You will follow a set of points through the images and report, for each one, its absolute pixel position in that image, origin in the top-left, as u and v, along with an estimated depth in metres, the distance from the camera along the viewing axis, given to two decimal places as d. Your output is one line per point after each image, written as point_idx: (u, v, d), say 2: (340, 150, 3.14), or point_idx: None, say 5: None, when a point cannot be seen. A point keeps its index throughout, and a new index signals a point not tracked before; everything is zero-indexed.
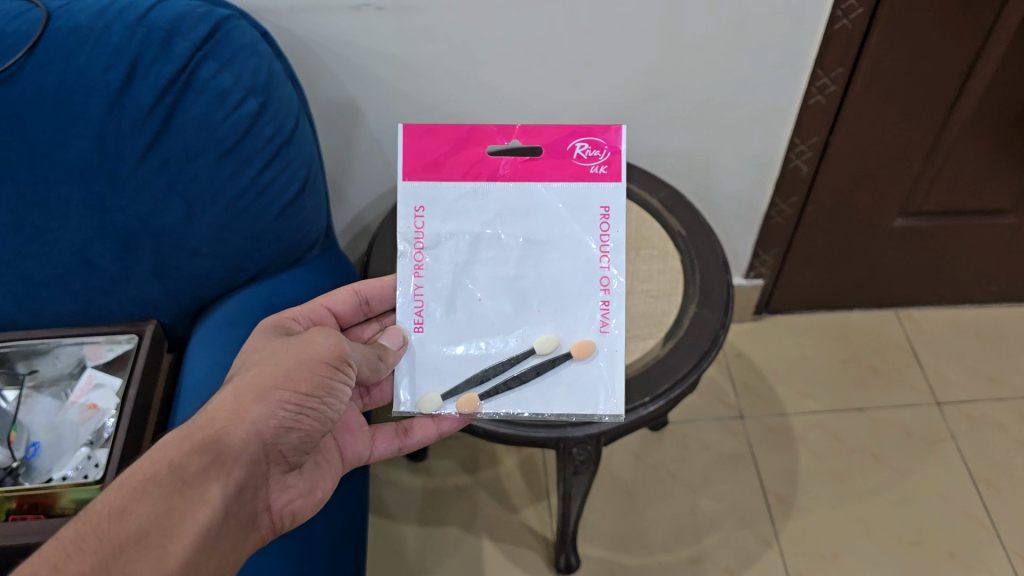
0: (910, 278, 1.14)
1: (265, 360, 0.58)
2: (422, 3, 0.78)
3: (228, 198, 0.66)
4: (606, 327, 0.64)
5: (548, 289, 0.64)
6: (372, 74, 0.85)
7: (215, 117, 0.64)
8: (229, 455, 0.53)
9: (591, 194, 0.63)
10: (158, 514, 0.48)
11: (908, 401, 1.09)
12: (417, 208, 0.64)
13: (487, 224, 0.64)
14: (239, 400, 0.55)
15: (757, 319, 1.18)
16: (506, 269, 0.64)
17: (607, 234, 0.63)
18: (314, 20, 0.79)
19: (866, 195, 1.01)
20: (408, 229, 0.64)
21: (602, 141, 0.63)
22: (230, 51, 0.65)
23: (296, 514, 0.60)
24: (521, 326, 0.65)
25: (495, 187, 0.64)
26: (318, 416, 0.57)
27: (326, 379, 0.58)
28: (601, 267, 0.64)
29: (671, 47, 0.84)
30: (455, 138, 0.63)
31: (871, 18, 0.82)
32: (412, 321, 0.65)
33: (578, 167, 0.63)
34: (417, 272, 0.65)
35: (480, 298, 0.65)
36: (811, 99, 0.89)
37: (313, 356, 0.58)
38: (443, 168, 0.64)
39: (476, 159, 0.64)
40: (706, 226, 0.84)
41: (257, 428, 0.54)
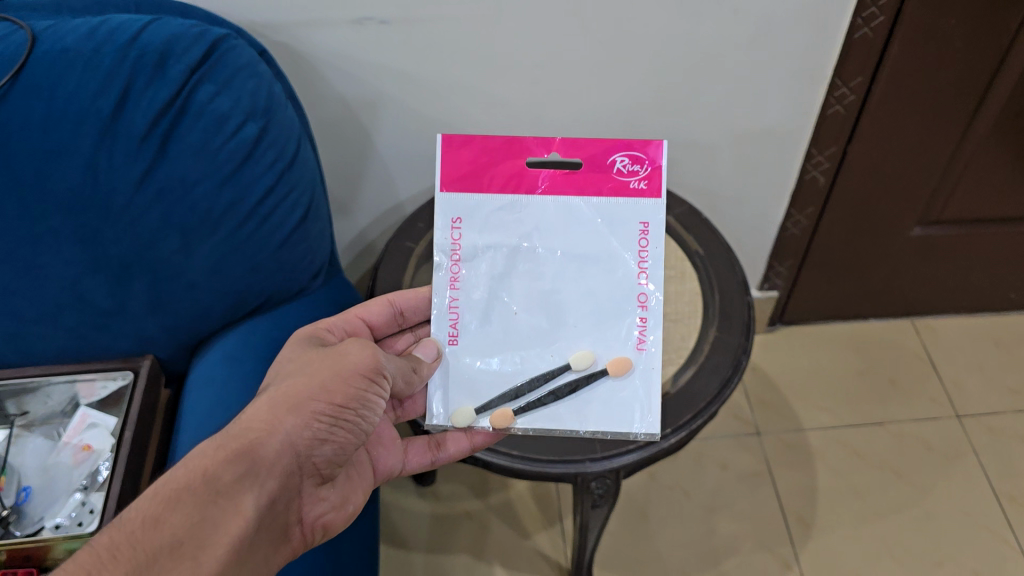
0: (927, 287, 1.11)
1: (299, 370, 0.56)
2: (428, 15, 0.75)
3: (228, 230, 0.63)
4: (643, 344, 0.63)
5: (584, 305, 0.63)
6: (376, 91, 0.81)
7: (212, 143, 0.61)
8: (263, 465, 0.51)
9: (629, 209, 0.62)
10: (192, 523, 0.47)
11: (928, 414, 1.06)
12: (455, 220, 0.62)
13: (525, 237, 0.62)
14: (273, 411, 0.53)
15: (771, 330, 1.15)
16: (542, 283, 0.63)
17: (645, 250, 0.62)
18: (316, 36, 0.75)
19: (885, 204, 0.98)
20: (445, 240, 0.63)
21: (642, 156, 0.61)
22: (227, 74, 0.62)
23: (328, 527, 0.58)
24: (557, 341, 0.63)
25: (533, 199, 0.62)
26: (352, 429, 0.55)
27: (361, 391, 0.56)
28: (638, 281, 0.62)
29: (685, 58, 0.81)
30: (495, 148, 0.61)
31: (893, 27, 0.79)
32: (447, 333, 0.63)
33: (617, 182, 0.62)
34: (453, 283, 0.63)
35: (516, 312, 0.63)
36: (829, 109, 0.86)
37: (348, 366, 0.56)
38: (482, 180, 0.62)
39: (516, 171, 0.62)
40: (724, 244, 0.81)
41: (292, 439, 0.52)
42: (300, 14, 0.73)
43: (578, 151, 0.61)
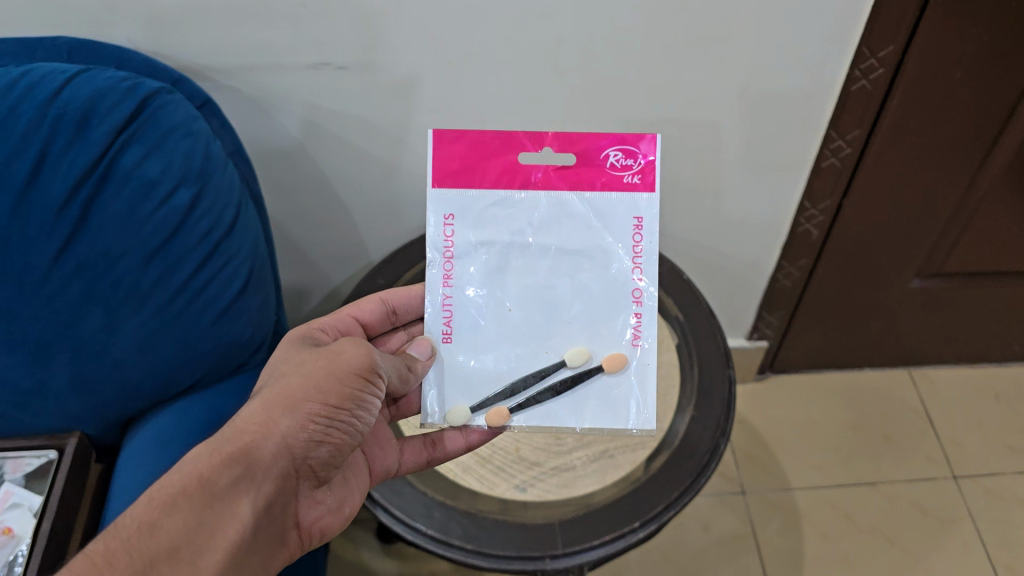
0: (926, 339, 1.05)
1: (291, 371, 0.53)
2: (390, 61, 0.70)
3: (156, 304, 0.58)
4: (638, 339, 0.60)
5: (578, 302, 0.61)
6: (337, 140, 0.76)
7: (140, 211, 0.56)
8: (259, 470, 0.48)
9: (622, 206, 0.59)
10: (189, 528, 0.44)
11: (923, 474, 1.01)
12: (449, 215, 0.60)
13: (519, 234, 0.60)
14: (268, 412, 0.50)
15: (760, 379, 1.10)
16: (537, 280, 0.61)
17: (639, 245, 0.60)
18: (270, 82, 0.71)
19: (883, 256, 0.92)
20: (438, 236, 0.60)
21: (635, 150, 0.59)
22: (158, 134, 0.57)
23: (325, 531, 0.55)
24: (551, 337, 0.61)
25: (528, 194, 0.60)
26: (348, 430, 0.53)
27: (356, 392, 0.53)
28: (633, 276, 0.60)
29: (670, 106, 0.75)
30: (489, 142, 0.59)
31: (893, 78, 0.73)
32: (441, 331, 0.61)
33: (610, 176, 0.59)
34: (447, 280, 0.61)
35: (510, 308, 0.61)
36: (823, 162, 0.80)
37: (342, 366, 0.53)
38: (475, 175, 0.60)
39: (509, 166, 0.60)
40: (707, 307, 0.75)
41: (289, 442, 0.50)
42: (251, 57, 0.69)
43: (571, 146, 0.59)
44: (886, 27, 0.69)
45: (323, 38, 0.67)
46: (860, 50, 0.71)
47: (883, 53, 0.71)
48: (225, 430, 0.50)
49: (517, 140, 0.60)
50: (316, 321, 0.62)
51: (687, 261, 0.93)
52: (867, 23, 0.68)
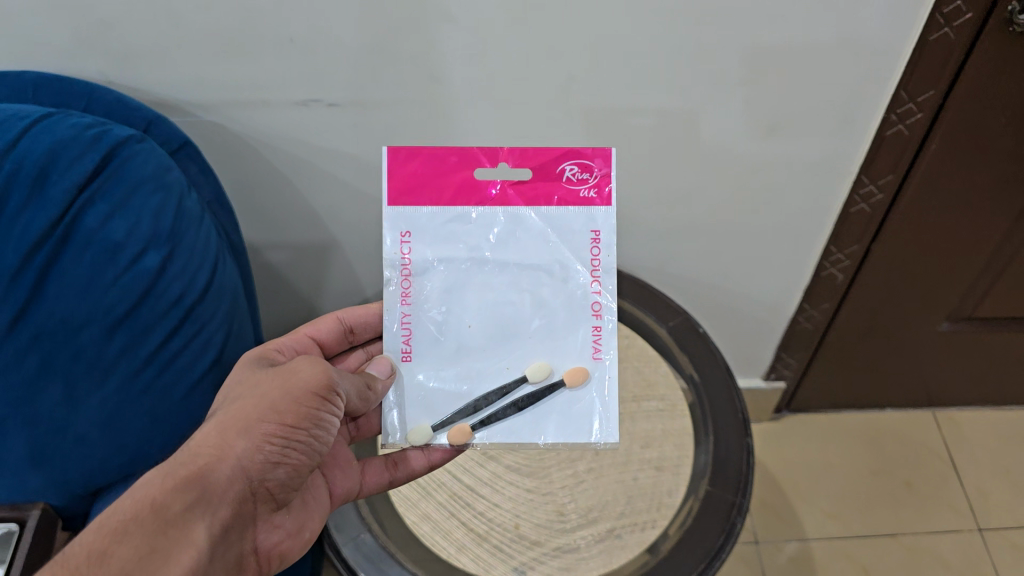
0: (954, 382, 1.00)
1: (247, 392, 0.50)
2: (388, 98, 0.64)
3: (121, 377, 0.52)
4: (599, 353, 0.58)
5: (538, 318, 0.58)
6: (330, 179, 0.71)
7: (103, 277, 0.51)
8: (214, 495, 0.45)
9: (578, 220, 0.57)
10: (140, 557, 0.40)
11: (947, 526, 0.95)
12: (404, 233, 0.57)
13: (480, 249, 0.57)
14: (223, 434, 0.47)
15: (776, 418, 1.05)
16: (498, 297, 0.58)
17: (598, 259, 0.57)
18: (257, 119, 0.65)
19: (911, 300, 0.86)
20: (394, 254, 0.57)
21: (592, 162, 0.56)
22: (124, 190, 0.52)
23: (285, 556, 0.52)
24: (511, 352, 0.58)
25: (487, 210, 0.57)
26: (307, 451, 0.49)
27: (315, 411, 0.49)
28: (592, 291, 0.57)
29: (688, 147, 0.70)
30: (444, 159, 0.56)
31: (931, 124, 0.67)
32: (400, 350, 0.58)
33: (567, 190, 0.56)
34: (405, 299, 0.57)
35: (469, 326, 0.58)
36: (853, 207, 0.75)
37: (298, 385, 0.50)
38: (430, 192, 0.56)
39: (466, 182, 0.56)
40: (723, 365, 0.70)
41: (245, 463, 0.46)
42: (234, 92, 0.63)
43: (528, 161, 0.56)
44: (927, 71, 0.63)
45: (315, 74, 0.62)
46: (897, 94, 0.65)
47: (923, 97, 0.65)
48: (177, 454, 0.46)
49: (472, 155, 0.56)
50: (273, 341, 0.58)
51: (703, 303, 0.88)
52: (907, 66, 0.63)
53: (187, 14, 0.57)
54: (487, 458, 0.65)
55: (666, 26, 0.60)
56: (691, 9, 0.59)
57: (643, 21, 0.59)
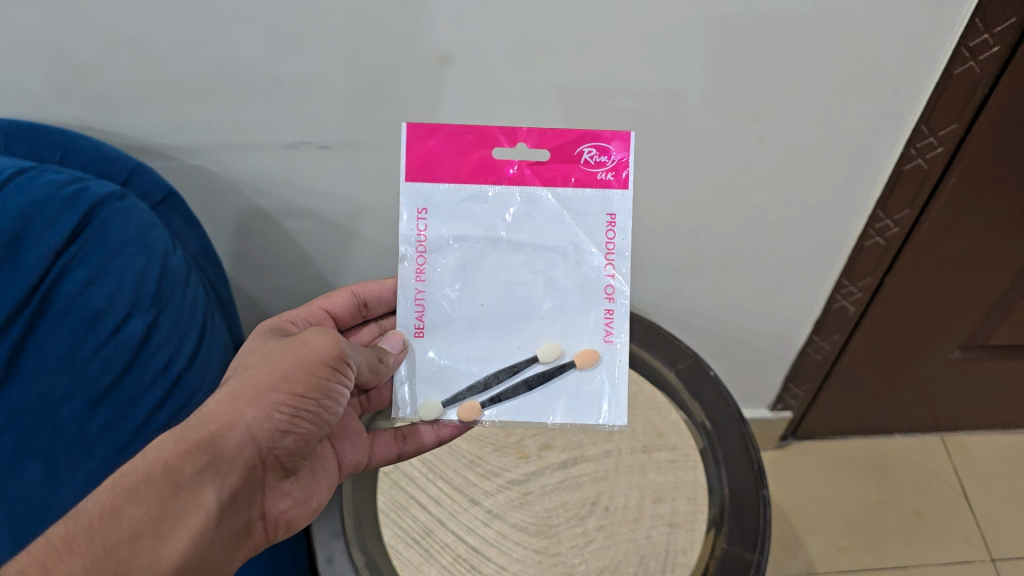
0: (964, 407, 0.97)
1: (261, 360, 0.50)
2: (381, 141, 0.61)
3: (105, 453, 0.48)
4: (611, 335, 0.56)
5: (550, 300, 0.56)
6: (322, 221, 0.68)
7: (83, 349, 0.47)
8: (225, 461, 0.45)
9: (594, 202, 0.54)
10: (152, 515, 0.40)
11: (958, 556, 0.93)
12: (420, 210, 0.55)
13: (492, 230, 0.55)
14: (235, 401, 0.47)
15: (781, 447, 1.02)
16: (510, 277, 0.56)
17: (612, 243, 0.55)
18: (245, 162, 0.62)
19: (922, 329, 0.84)
20: (409, 231, 0.55)
21: (611, 146, 0.54)
22: (104, 254, 0.49)
23: (292, 521, 0.53)
24: (523, 332, 0.56)
25: (504, 189, 0.55)
26: (317, 420, 0.49)
27: (324, 381, 0.49)
28: (605, 274, 0.55)
29: (696, 185, 0.67)
30: (461, 136, 0.54)
31: (952, 157, 0.64)
32: (412, 326, 0.56)
33: (585, 172, 0.54)
34: (419, 275, 0.56)
35: (481, 304, 0.56)
36: (868, 241, 0.72)
37: (308, 356, 0.50)
38: (448, 169, 0.54)
39: (482, 161, 0.54)
40: (736, 408, 0.68)
41: (255, 431, 0.47)
42: (220, 136, 0.60)
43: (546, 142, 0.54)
44: (949, 105, 0.60)
45: (303, 116, 0.58)
46: (917, 128, 0.62)
47: (945, 131, 0.62)
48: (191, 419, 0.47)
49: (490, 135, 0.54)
50: (286, 313, 0.57)
51: (709, 335, 0.85)
52: (929, 102, 0.60)
53: (167, 58, 0.54)
54: (491, 516, 0.61)
55: (676, 64, 0.57)
56: (702, 48, 0.55)
57: (651, 59, 0.56)
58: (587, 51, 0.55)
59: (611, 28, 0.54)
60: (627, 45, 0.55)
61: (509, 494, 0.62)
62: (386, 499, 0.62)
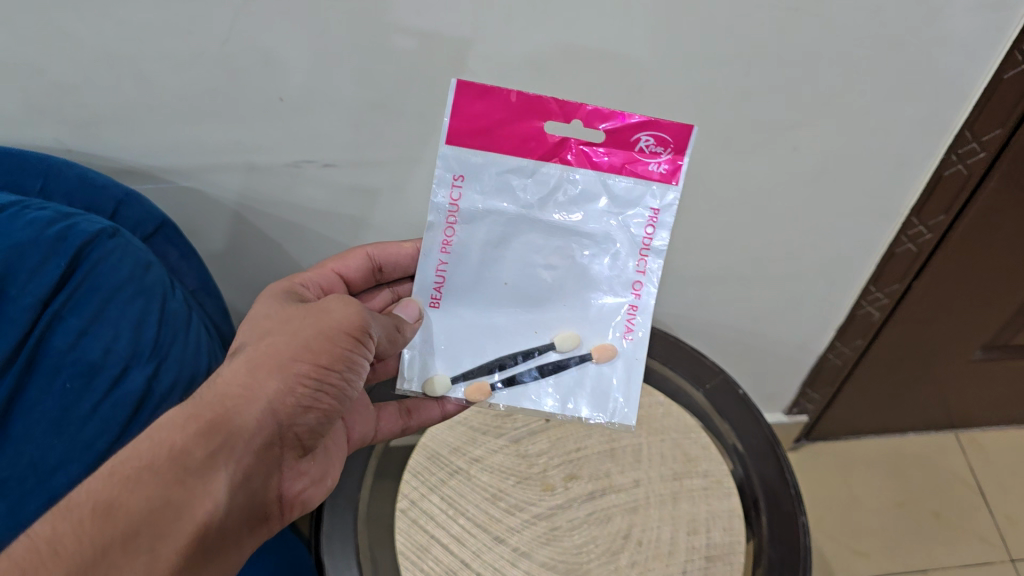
0: (978, 404, 0.95)
1: (277, 328, 0.44)
2: (390, 158, 0.56)
3: None
4: (630, 333, 0.53)
5: (579, 285, 0.52)
6: (327, 240, 0.64)
7: (77, 410, 0.42)
8: (242, 438, 0.40)
9: (638, 195, 0.50)
10: (152, 509, 0.36)
11: (978, 558, 0.92)
12: (457, 176, 0.49)
13: (530, 208, 0.50)
14: (253, 373, 0.41)
15: (795, 449, 1.00)
16: (539, 259, 0.52)
17: (650, 238, 0.51)
18: (242, 184, 0.57)
19: (945, 334, 0.81)
20: (443, 198, 0.50)
21: (671, 137, 0.48)
22: (97, 300, 0.44)
23: (306, 500, 0.48)
24: (542, 315, 0.53)
25: (548, 166, 0.49)
26: (339, 395, 0.44)
27: (348, 353, 0.44)
28: (636, 269, 0.52)
29: (722, 196, 0.63)
30: (514, 103, 0.47)
31: (993, 163, 0.61)
32: (430, 295, 0.52)
33: (636, 161, 0.49)
34: (444, 246, 0.51)
35: (505, 283, 0.52)
36: (899, 248, 0.69)
37: (331, 324, 0.44)
38: (493, 137, 0.48)
39: (529, 134, 0.48)
40: (768, 430, 0.64)
41: (275, 406, 0.41)
42: (216, 157, 0.55)
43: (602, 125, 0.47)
44: (996, 111, 0.56)
45: (308, 135, 0.54)
46: (960, 134, 0.58)
47: (988, 136, 0.58)
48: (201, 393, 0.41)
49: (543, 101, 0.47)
50: (297, 275, 0.52)
51: (725, 341, 0.83)
52: (975, 107, 0.56)
53: (157, 75, 0.48)
54: (517, 555, 0.56)
55: (710, 74, 0.52)
56: (740, 57, 0.51)
57: (686, 69, 0.52)
58: (615, 63, 0.51)
59: (642, 38, 0.49)
60: (658, 57, 0.51)
61: (534, 530, 0.58)
62: (404, 539, 0.57)
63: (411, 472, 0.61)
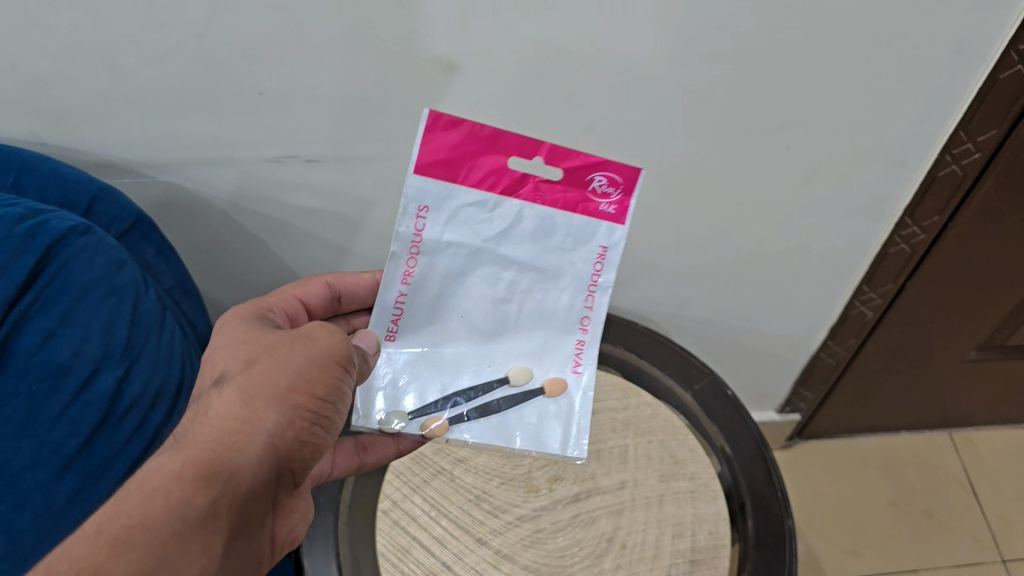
0: (973, 404, 0.95)
1: (261, 356, 0.42)
2: (373, 155, 0.55)
3: (74, 522, 0.42)
4: (579, 365, 0.55)
5: (532, 320, 0.53)
6: (311, 236, 0.63)
7: (47, 411, 0.41)
8: (242, 476, 0.38)
9: (590, 233, 0.51)
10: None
11: (970, 558, 0.91)
12: (423, 207, 0.48)
13: (489, 243, 0.50)
14: (249, 404, 0.40)
15: (788, 447, 1.00)
16: (496, 293, 0.52)
17: (599, 275, 0.52)
18: (223, 178, 0.56)
19: (940, 335, 0.80)
20: (407, 229, 0.49)
21: (620, 178, 0.49)
22: (67, 301, 0.43)
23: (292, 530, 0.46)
24: (495, 349, 0.54)
25: (506, 202, 0.49)
26: (333, 426, 0.43)
27: (340, 382, 0.43)
28: (584, 305, 0.53)
29: (714, 196, 0.62)
30: (480, 137, 0.46)
31: (988, 164, 0.60)
32: (386, 328, 0.53)
33: (587, 201, 0.50)
34: (404, 278, 0.51)
35: (459, 317, 0.53)
36: (892, 248, 0.68)
37: (322, 351, 0.43)
38: (457, 171, 0.48)
39: (491, 169, 0.48)
40: (756, 431, 0.63)
41: (275, 441, 0.40)
42: (195, 152, 0.54)
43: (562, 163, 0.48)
44: (991, 110, 0.55)
45: (289, 131, 0.53)
46: (955, 134, 0.57)
47: (983, 137, 0.57)
48: (193, 430, 0.39)
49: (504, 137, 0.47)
50: (264, 300, 0.50)
51: (718, 340, 0.82)
52: (969, 107, 0.55)
53: (132, 69, 0.47)
54: (500, 558, 0.55)
55: (701, 72, 0.51)
56: (731, 55, 0.50)
57: (675, 67, 0.51)
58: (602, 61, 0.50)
59: (631, 36, 0.48)
60: (647, 56, 0.50)
61: (518, 532, 0.57)
62: (385, 542, 0.56)
63: (395, 472, 0.60)
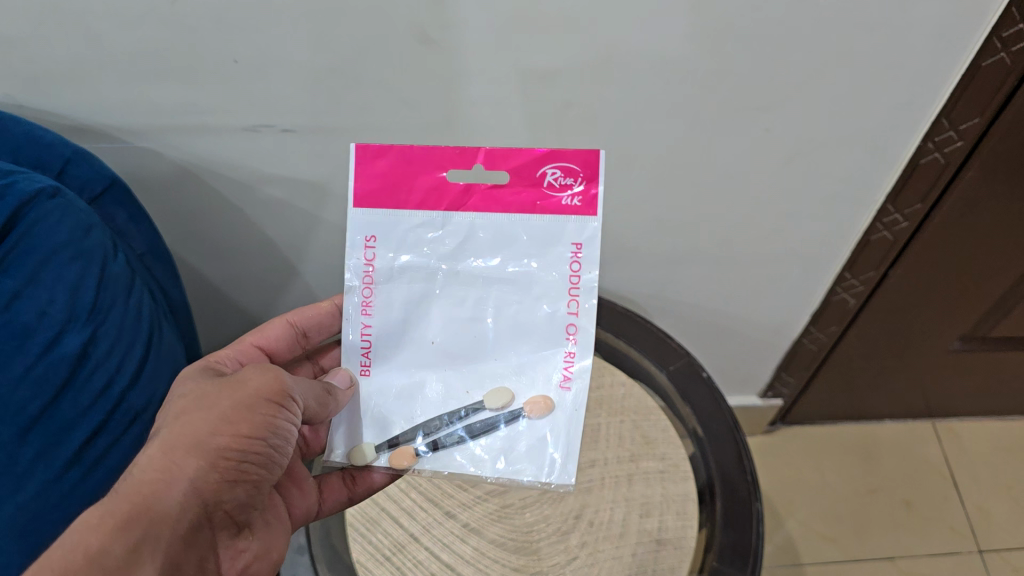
0: (955, 393, 0.95)
1: (191, 405, 0.43)
2: (350, 125, 0.55)
3: (38, 482, 0.42)
4: (568, 382, 0.56)
5: (506, 338, 0.56)
6: (290, 207, 0.63)
7: (11, 370, 0.42)
8: (158, 526, 0.38)
9: (560, 229, 0.53)
10: None
11: (946, 548, 0.91)
12: (370, 237, 0.55)
13: (443, 263, 0.55)
14: (169, 454, 0.40)
15: (770, 430, 1.01)
16: (462, 312, 0.56)
17: (577, 276, 0.54)
18: (200, 145, 0.56)
19: (924, 325, 0.80)
20: (357, 260, 0.55)
21: (576, 167, 0.52)
22: (33, 261, 0.43)
23: None
24: (473, 375, 0.56)
25: (457, 216, 0.54)
26: (266, 465, 0.43)
27: (271, 419, 0.44)
28: (567, 311, 0.55)
29: (693, 178, 0.62)
30: (412, 158, 0.53)
31: (970, 152, 0.59)
32: (359, 363, 0.57)
33: (547, 197, 0.53)
34: (365, 309, 0.56)
35: (432, 342, 0.57)
36: (874, 234, 0.68)
37: (249, 392, 0.44)
38: (400, 196, 0.54)
39: (430, 185, 0.53)
40: (733, 416, 0.62)
41: (198, 486, 0.40)
42: (171, 117, 0.54)
43: (504, 163, 0.52)
44: (976, 96, 0.55)
45: (264, 100, 0.53)
46: (938, 121, 0.57)
47: (966, 125, 0.57)
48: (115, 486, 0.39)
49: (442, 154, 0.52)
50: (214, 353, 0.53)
51: (698, 325, 0.82)
52: (953, 94, 0.55)
53: (105, 33, 0.47)
54: (468, 531, 0.54)
55: (678, 53, 0.51)
56: (706, 36, 0.50)
57: (653, 47, 0.51)
58: (577, 40, 0.50)
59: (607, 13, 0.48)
60: (624, 34, 0.49)
61: (486, 507, 0.55)
62: (355, 511, 0.55)
63: None
